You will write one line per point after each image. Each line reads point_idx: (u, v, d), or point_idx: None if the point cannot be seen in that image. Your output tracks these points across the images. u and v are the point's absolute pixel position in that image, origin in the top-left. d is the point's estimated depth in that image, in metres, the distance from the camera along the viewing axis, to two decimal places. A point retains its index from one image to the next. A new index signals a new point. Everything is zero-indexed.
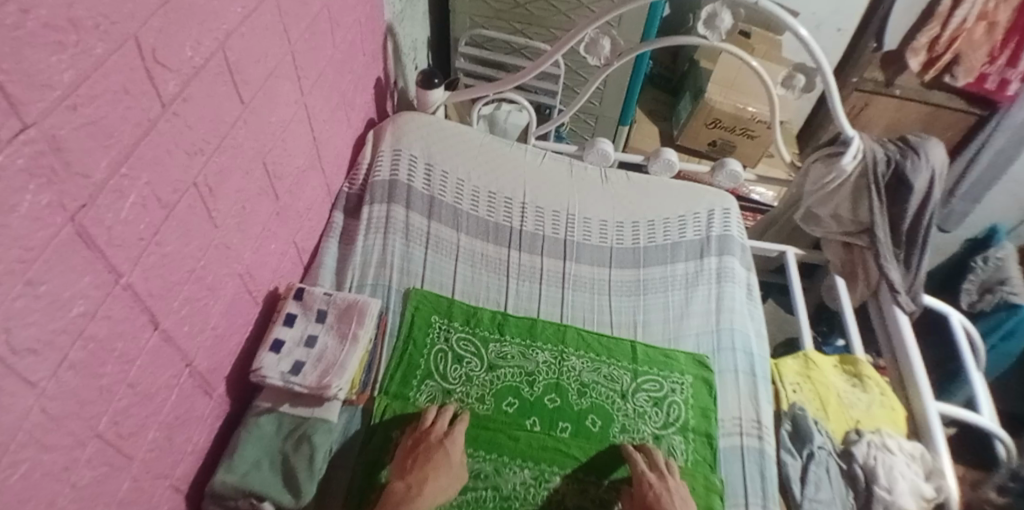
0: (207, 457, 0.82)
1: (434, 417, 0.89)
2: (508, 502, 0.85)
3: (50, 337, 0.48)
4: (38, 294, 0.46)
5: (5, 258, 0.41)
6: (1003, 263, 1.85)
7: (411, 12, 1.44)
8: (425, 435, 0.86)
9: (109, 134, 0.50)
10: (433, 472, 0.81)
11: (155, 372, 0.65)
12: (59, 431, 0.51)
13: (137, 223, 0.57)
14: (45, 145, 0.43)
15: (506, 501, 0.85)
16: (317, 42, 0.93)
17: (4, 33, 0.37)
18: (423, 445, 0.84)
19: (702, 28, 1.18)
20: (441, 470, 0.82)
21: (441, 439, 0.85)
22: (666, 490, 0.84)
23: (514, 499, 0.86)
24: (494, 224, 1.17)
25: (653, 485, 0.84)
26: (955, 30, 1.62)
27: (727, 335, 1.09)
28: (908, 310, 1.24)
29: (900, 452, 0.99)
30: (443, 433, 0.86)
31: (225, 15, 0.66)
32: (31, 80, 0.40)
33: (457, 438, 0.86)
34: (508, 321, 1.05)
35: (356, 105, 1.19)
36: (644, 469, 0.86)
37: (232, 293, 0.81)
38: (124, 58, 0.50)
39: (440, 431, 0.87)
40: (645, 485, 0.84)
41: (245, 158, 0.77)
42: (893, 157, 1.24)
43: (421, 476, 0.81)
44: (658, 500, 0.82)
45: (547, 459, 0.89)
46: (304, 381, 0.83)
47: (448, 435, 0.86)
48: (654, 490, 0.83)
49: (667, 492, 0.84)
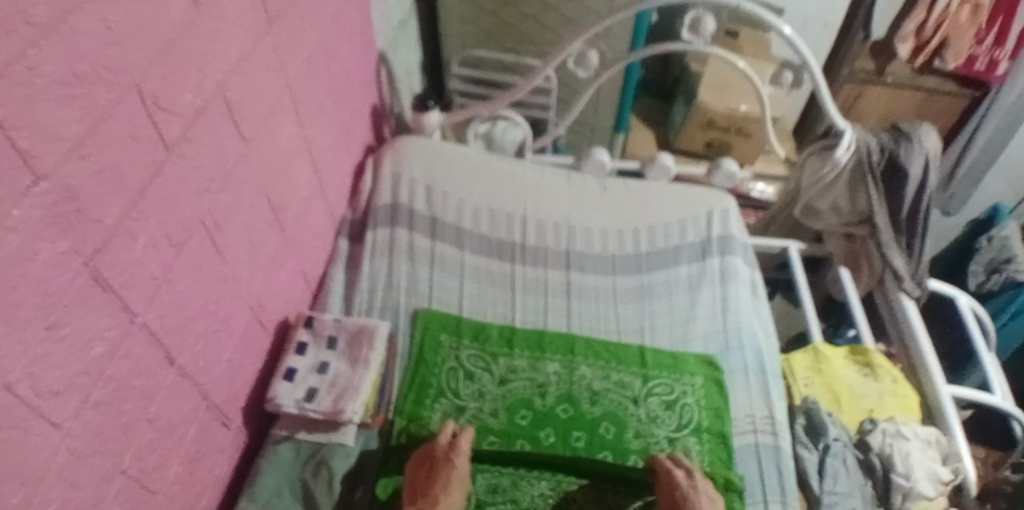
0: (230, 487, 0.83)
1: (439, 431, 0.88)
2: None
3: (71, 380, 0.49)
4: (59, 338, 0.47)
5: (26, 306, 0.43)
6: (1007, 242, 1.84)
7: (402, 38, 1.48)
8: (432, 450, 0.85)
9: (119, 181, 0.53)
10: (444, 490, 0.81)
11: (174, 406, 0.67)
12: (85, 470, 0.53)
13: (150, 263, 0.59)
14: (60, 195, 0.45)
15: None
16: (313, 75, 0.96)
17: (17, 91, 0.39)
18: (432, 461, 0.84)
19: (687, 33, 1.20)
20: (451, 485, 0.82)
21: (446, 453, 0.84)
22: (693, 490, 0.83)
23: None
24: (497, 240, 1.18)
25: (681, 483, 0.84)
26: (941, 14, 1.66)
27: (735, 334, 1.10)
28: (913, 295, 1.26)
29: (915, 439, 0.99)
30: (449, 445, 0.86)
31: (223, 58, 0.68)
32: (42, 134, 0.42)
33: (463, 451, 0.85)
34: (516, 335, 1.06)
35: (354, 133, 1.21)
36: (671, 468, 0.86)
37: (244, 325, 0.82)
38: (129, 105, 0.52)
39: (445, 443, 0.86)
40: (673, 484, 0.84)
41: (250, 193, 0.80)
42: (885, 146, 1.25)
43: (433, 498, 0.80)
44: (686, 499, 0.82)
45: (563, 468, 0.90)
46: (319, 407, 0.85)
47: (455, 448, 0.85)
48: (681, 489, 0.83)
49: (695, 490, 0.83)
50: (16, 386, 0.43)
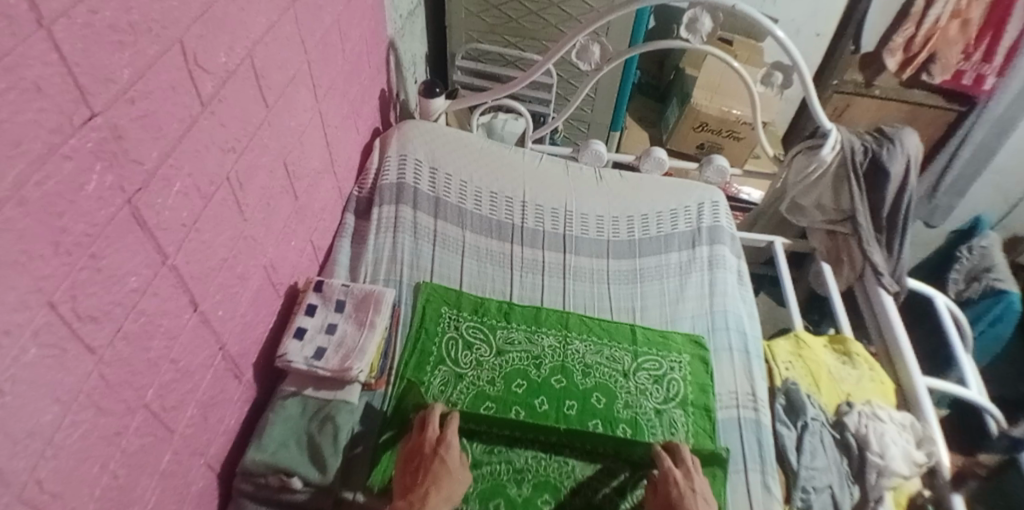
0: (238, 439, 0.87)
1: (428, 421, 0.89)
2: (521, 474, 0.91)
3: (107, 308, 0.53)
4: (99, 266, 0.51)
5: (73, 230, 0.47)
6: (987, 251, 1.96)
7: (411, 29, 1.53)
8: (420, 445, 0.86)
9: (158, 128, 0.57)
10: (436, 485, 0.81)
11: (193, 351, 0.71)
12: (113, 397, 0.56)
13: (180, 210, 0.63)
14: (108, 132, 0.49)
15: (519, 473, 0.91)
16: (329, 53, 1.01)
17: (76, 30, 0.43)
18: (421, 457, 0.85)
19: (684, 31, 1.25)
20: (441, 480, 0.82)
21: (435, 449, 0.85)
22: (690, 490, 0.85)
23: (527, 471, 0.92)
24: (497, 221, 1.23)
25: (677, 483, 0.85)
26: (930, 29, 1.71)
27: (721, 316, 1.16)
28: (891, 290, 1.32)
29: (890, 422, 1.05)
30: (437, 439, 0.87)
31: (252, 26, 0.73)
32: (97, 74, 0.47)
33: (452, 445, 0.85)
34: (514, 310, 1.10)
35: (363, 114, 1.26)
36: (669, 467, 0.88)
37: (258, 285, 0.87)
38: (170, 60, 0.57)
39: (434, 437, 0.87)
40: (670, 483, 0.86)
41: (268, 158, 0.84)
42: (869, 147, 1.32)
43: (422, 493, 0.80)
44: (681, 498, 0.83)
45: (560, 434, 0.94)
46: (327, 365, 0.90)
47: (443, 443, 0.85)
48: (677, 488, 0.85)
49: (692, 492, 0.84)
50: (58, 305, 0.47)
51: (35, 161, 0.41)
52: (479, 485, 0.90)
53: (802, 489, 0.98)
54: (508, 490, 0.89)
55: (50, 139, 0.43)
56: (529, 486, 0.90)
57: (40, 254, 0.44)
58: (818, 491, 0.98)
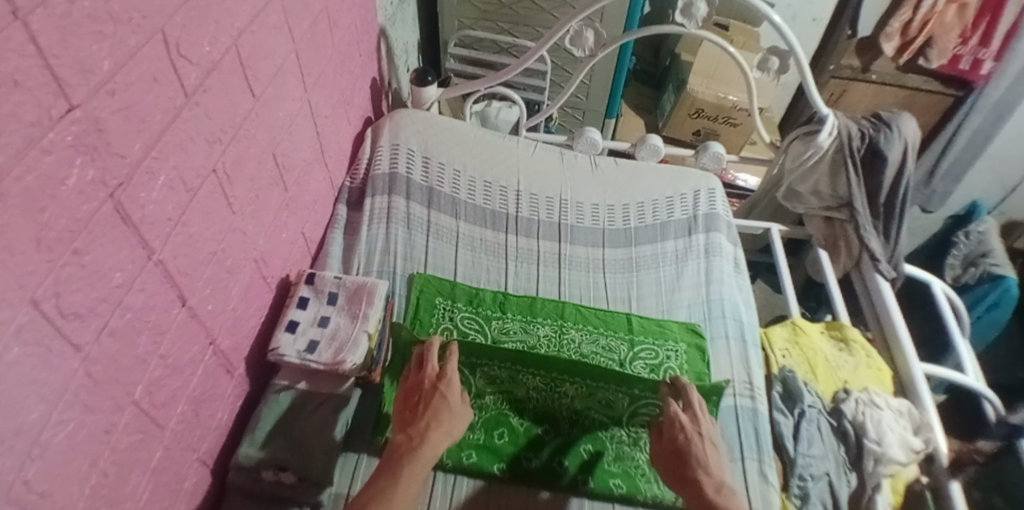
0: (232, 432, 0.86)
1: (427, 355, 0.87)
2: (522, 405, 0.97)
3: (92, 305, 0.52)
4: (83, 263, 0.50)
5: (55, 226, 0.46)
6: (984, 236, 1.95)
7: (402, 16, 1.51)
8: (420, 383, 0.85)
9: (142, 119, 0.55)
10: (436, 419, 0.80)
11: (183, 346, 0.70)
12: (100, 395, 0.55)
13: (166, 204, 0.62)
14: (88, 125, 0.48)
15: (521, 403, 0.97)
16: (318, 41, 0.99)
17: (54, 21, 0.42)
18: (421, 392, 0.84)
19: (679, 15, 1.23)
20: (443, 413, 0.81)
21: (436, 385, 0.84)
22: (697, 435, 0.85)
23: (529, 402, 0.96)
24: (491, 211, 1.22)
25: (684, 428, 0.85)
26: (926, 14, 1.68)
27: (717, 304, 1.15)
28: (888, 277, 1.31)
29: (887, 409, 1.05)
30: (437, 375, 0.85)
31: (238, 14, 0.71)
32: (76, 64, 0.45)
33: (453, 381, 0.84)
34: (509, 301, 1.09)
35: (354, 104, 1.25)
36: (676, 412, 0.87)
37: (249, 277, 0.86)
38: (153, 49, 0.55)
39: (433, 374, 0.86)
40: (676, 428, 0.85)
41: (257, 148, 0.82)
42: (866, 132, 1.30)
43: (422, 426, 0.80)
44: (689, 443, 0.84)
45: (558, 369, 0.91)
46: (320, 358, 0.89)
47: (443, 379, 0.84)
48: (684, 434, 0.85)
49: (699, 436, 0.84)
50: (41, 303, 0.45)
51: (12, 156, 0.40)
52: (484, 414, 0.97)
53: (799, 477, 0.98)
54: (511, 419, 0.97)
55: (29, 133, 0.41)
56: (530, 417, 0.97)
57: (22, 250, 0.42)
58: (814, 479, 0.98)
